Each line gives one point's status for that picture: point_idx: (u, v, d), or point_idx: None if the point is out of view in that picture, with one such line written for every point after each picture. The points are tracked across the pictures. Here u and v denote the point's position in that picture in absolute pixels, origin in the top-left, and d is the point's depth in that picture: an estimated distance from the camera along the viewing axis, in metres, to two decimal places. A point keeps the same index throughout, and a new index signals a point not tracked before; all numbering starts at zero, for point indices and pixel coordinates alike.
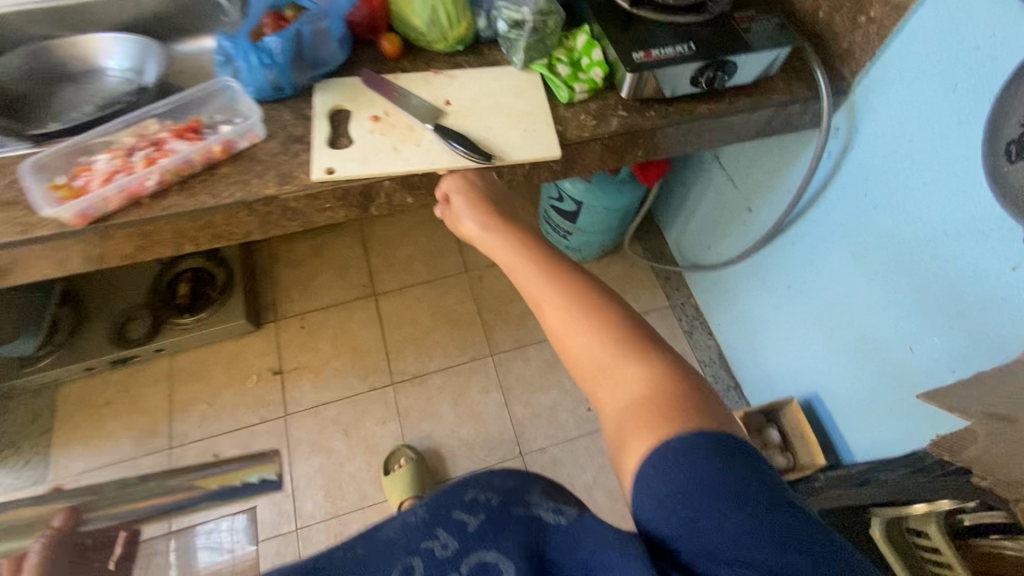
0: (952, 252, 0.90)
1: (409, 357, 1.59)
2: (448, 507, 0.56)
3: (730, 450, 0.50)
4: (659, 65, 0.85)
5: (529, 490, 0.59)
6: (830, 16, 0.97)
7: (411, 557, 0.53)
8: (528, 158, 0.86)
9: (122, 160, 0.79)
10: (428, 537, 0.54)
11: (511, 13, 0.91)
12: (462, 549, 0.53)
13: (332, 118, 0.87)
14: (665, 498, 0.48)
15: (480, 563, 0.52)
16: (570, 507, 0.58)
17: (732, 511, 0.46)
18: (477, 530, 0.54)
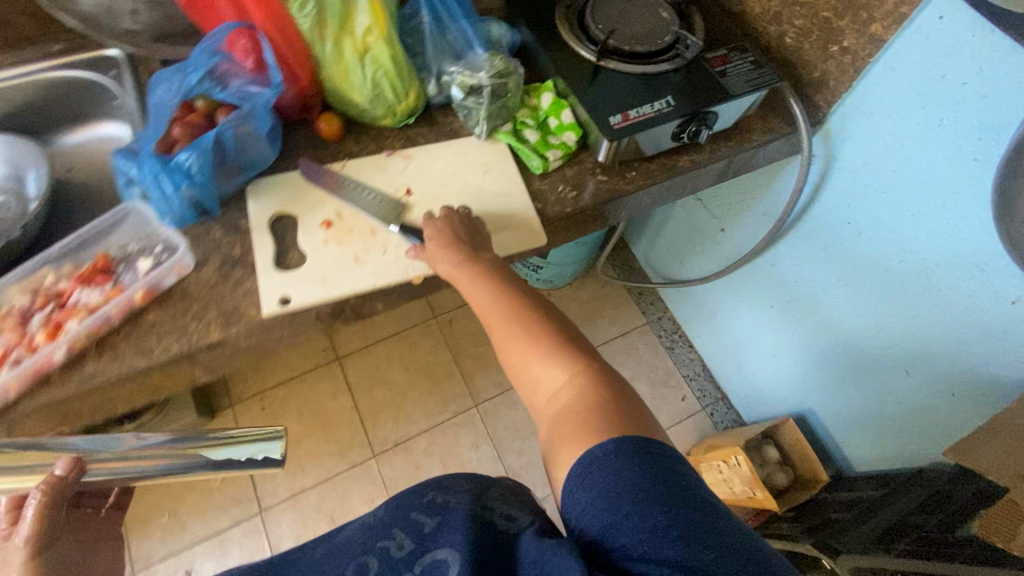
0: (948, 281, 0.89)
1: (387, 424, 1.48)
2: (405, 511, 0.68)
3: (650, 453, 0.48)
4: (639, 129, 0.77)
5: (489, 493, 0.67)
6: (799, 43, 0.92)
7: (368, 554, 0.64)
8: (510, 248, 0.76)
9: (18, 328, 0.63)
10: (387, 538, 0.65)
11: (465, 78, 0.80)
12: (415, 547, 0.62)
13: (274, 229, 0.74)
14: (590, 501, 0.47)
15: (432, 559, 0.59)
16: (524, 512, 0.63)
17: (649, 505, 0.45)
18: (430, 530, 0.63)
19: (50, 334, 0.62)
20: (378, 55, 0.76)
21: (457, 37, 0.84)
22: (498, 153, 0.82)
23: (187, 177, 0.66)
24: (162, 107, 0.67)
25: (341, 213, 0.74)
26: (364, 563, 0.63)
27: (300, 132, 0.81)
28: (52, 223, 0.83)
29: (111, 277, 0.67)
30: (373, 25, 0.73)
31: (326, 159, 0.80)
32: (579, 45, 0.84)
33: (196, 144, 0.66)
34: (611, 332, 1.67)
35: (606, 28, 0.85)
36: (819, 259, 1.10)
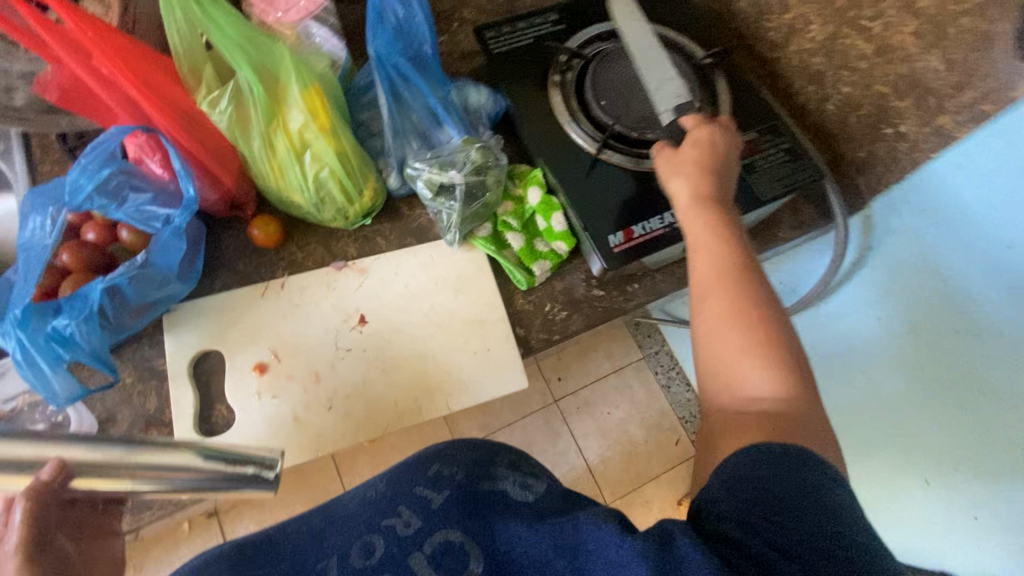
0: (1001, 398, 0.73)
1: (363, 471, 1.40)
2: (409, 486, 0.48)
3: (786, 464, 0.40)
4: (647, 251, 0.63)
5: (495, 462, 0.52)
6: (844, 114, 0.76)
7: (370, 537, 0.45)
8: (486, 396, 0.63)
9: None
10: (389, 515, 0.46)
11: (432, 175, 0.65)
12: (426, 529, 0.44)
13: (197, 375, 0.61)
14: (744, 489, 0.39)
15: (444, 544, 0.43)
16: (540, 482, 0.51)
17: (771, 500, 0.38)
18: (441, 512, 0.45)
19: None
20: (321, 152, 0.60)
21: (421, 116, 0.67)
22: (475, 264, 0.68)
23: (70, 348, 0.51)
24: (36, 249, 0.52)
25: (280, 352, 0.62)
26: (366, 545, 0.44)
27: (232, 235, 0.66)
28: None
29: None
30: (310, 121, 0.57)
31: (262, 273, 0.65)
32: (574, 127, 0.68)
33: (83, 306, 0.51)
34: (604, 369, 1.54)
35: (611, 107, 0.68)
36: (853, 338, 0.94)
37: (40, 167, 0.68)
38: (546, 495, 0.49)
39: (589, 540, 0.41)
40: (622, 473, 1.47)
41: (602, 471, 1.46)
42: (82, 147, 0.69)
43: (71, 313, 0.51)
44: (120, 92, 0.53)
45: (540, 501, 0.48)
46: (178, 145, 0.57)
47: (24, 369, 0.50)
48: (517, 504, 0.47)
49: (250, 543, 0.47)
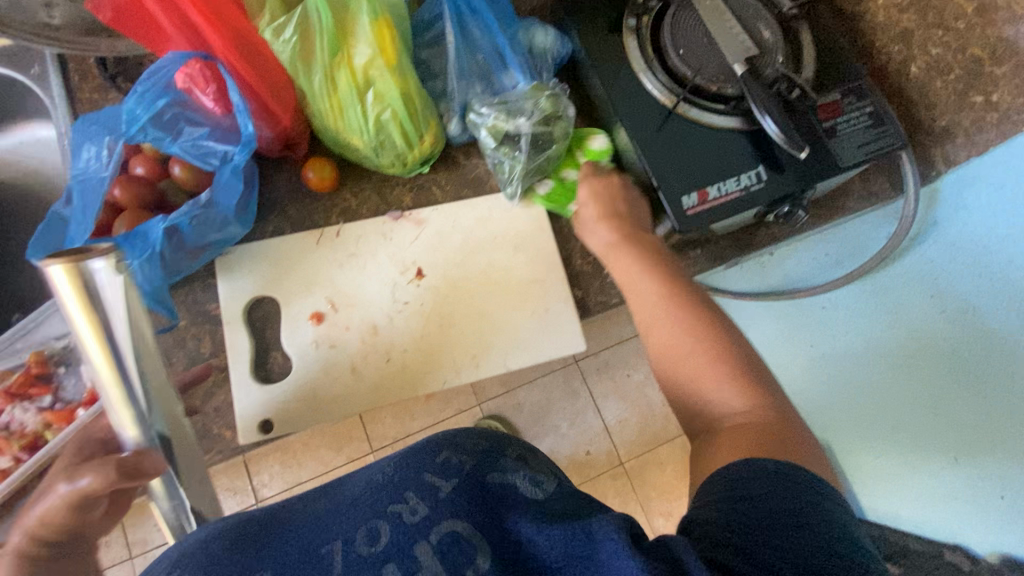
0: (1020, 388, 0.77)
1: (387, 420, 1.39)
2: (419, 471, 0.43)
3: (791, 482, 0.37)
4: (721, 215, 0.61)
5: (506, 453, 0.46)
6: (930, 79, 0.71)
7: (374, 523, 0.40)
8: (543, 356, 0.62)
9: None
10: (396, 501, 0.41)
11: (499, 121, 0.60)
12: (432, 519, 0.39)
13: (252, 320, 0.59)
14: (733, 507, 0.36)
15: (451, 536, 0.38)
16: (551, 479, 0.45)
17: (770, 521, 0.35)
18: (451, 501, 0.40)
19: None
20: (385, 91, 0.56)
21: (487, 57, 0.63)
22: (535, 221, 0.65)
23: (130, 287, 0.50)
24: (92, 181, 0.49)
25: (336, 302, 0.60)
26: (371, 531, 0.39)
27: (284, 176, 0.63)
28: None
29: (50, 388, 0.54)
30: (377, 56, 0.54)
31: (316, 219, 0.63)
32: (651, 78, 0.63)
33: (147, 245, 0.49)
34: (626, 332, 1.53)
35: (690, 57, 0.64)
36: (874, 325, 0.95)
37: (80, 93, 0.64)
38: (557, 493, 0.43)
39: (605, 552, 0.35)
40: (639, 435, 1.49)
41: (619, 431, 1.47)
42: (123, 75, 0.64)
43: (135, 253, 0.48)
44: (179, 14, 0.49)
45: (552, 503, 0.42)
46: (236, 75, 0.53)
47: None
48: (526, 501, 0.41)
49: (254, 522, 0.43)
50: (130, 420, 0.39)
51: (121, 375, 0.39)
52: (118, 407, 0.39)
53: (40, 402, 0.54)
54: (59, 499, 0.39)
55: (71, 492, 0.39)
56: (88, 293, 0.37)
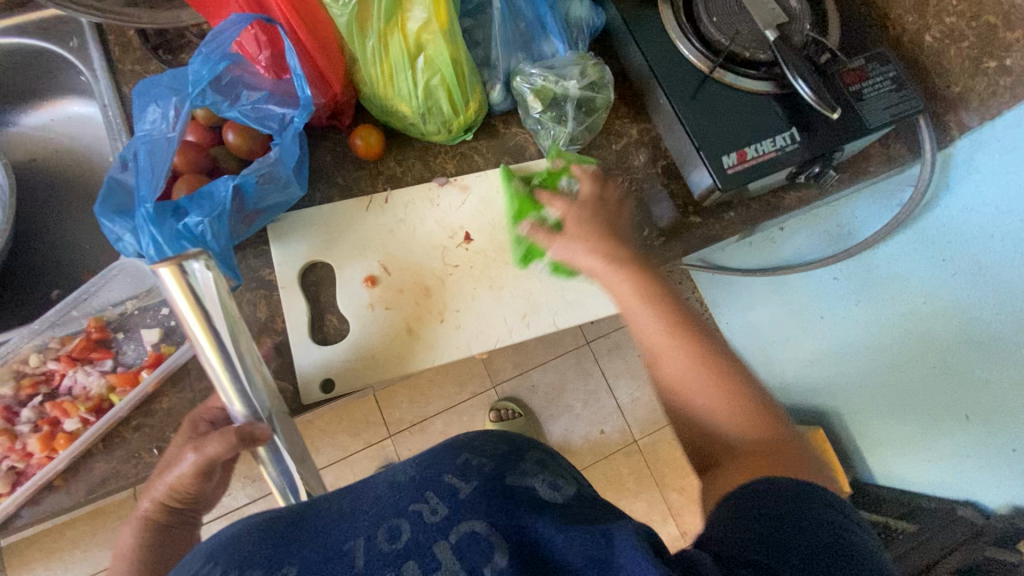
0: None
1: (403, 404, 1.39)
2: (439, 472, 0.43)
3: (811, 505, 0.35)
4: (758, 174, 0.63)
5: (524, 458, 0.45)
6: (943, 47, 0.76)
7: (397, 521, 0.40)
8: (591, 315, 0.64)
9: (7, 435, 0.53)
10: (417, 499, 0.41)
11: (545, 83, 0.63)
12: (452, 518, 0.39)
13: (306, 284, 0.60)
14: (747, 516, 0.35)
15: (470, 534, 0.37)
16: (570, 485, 0.44)
17: (791, 535, 0.34)
18: (471, 500, 0.40)
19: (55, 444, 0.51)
20: (435, 56, 0.57)
21: (529, 25, 0.65)
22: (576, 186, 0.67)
23: (197, 244, 0.51)
24: (160, 141, 0.51)
25: (389, 266, 0.61)
26: (392, 528, 0.39)
27: (330, 145, 0.64)
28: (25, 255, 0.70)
29: (111, 352, 0.56)
30: (431, 20, 0.55)
31: (363, 186, 0.64)
32: (687, 44, 0.65)
33: (213, 203, 0.52)
34: None
35: (723, 24, 0.66)
36: (885, 292, 1.00)
37: (120, 65, 0.64)
38: (575, 500, 0.42)
39: (621, 556, 0.34)
40: (651, 413, 1.51)
41: (631, 410, 1.49)
42: (164, 46, 0.65)
43: (202, 210, 0.51)
44: None
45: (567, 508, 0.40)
46: (294, 39, 0.55)
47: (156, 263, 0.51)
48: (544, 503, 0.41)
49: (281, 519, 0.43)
50: (236, 395, 0.46)
51: (224, 359, 0.45)
52: (229, 384, 0.46)
53: (101, 366, 0.55)
54: (189, 467, 0.45)
55: (198, 459, 0.45)
56: (192, 290, 0.43)
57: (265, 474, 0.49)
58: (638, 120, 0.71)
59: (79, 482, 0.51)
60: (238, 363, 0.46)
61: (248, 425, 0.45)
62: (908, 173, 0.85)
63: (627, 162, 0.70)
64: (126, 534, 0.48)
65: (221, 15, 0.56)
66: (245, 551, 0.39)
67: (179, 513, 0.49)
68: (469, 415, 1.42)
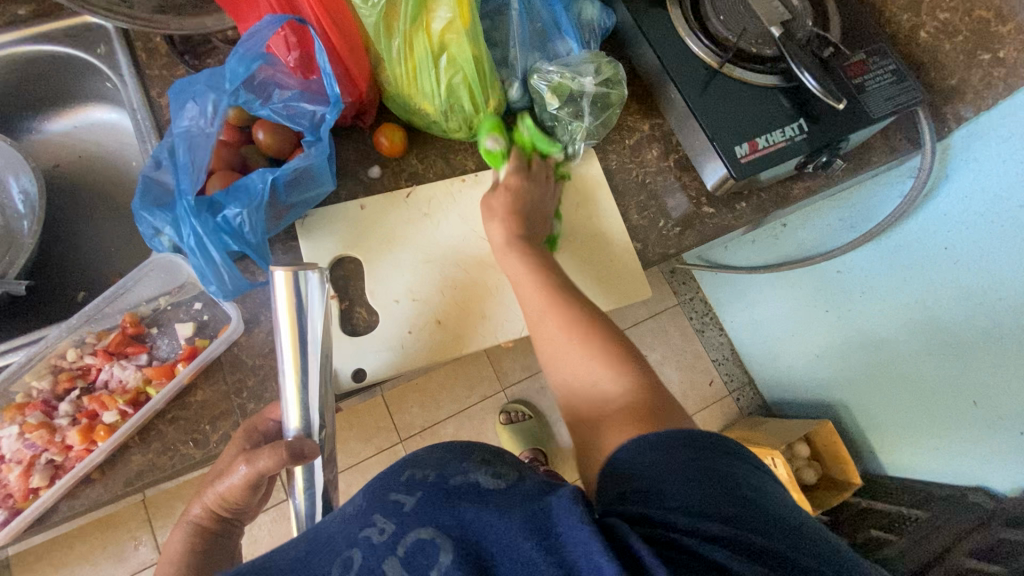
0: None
1: (413, 409, 1.39)
2: (385, 491, 0.39)
3: (703, 441, 0.38)
4: (770, 162, 0.65)
5: (468, 458, 0.41)
6: (939, 42, 0.79)
7: (348, 552, 0.36)
8: (610, 302, 0.67)
9: (45, 431, 0.54)
10: (365, 525, 0.36)
11: (562, 80, 0.65)
12: (402, 528, 0.35)
13: (336, 277, 0.62)
14: (660, 466, 0.37)
15: (418, 543, 0.34)
16: (513, 472, 0.41)
17: (701, 474, 0.36)
18: (417, 511, 0.36)
19: (93, 440, 0.52)
20: (457, 55, 0.59)
21: (545, 26, 0.68)
22: (592, 180, 0.69)
23: (238, 238, 0.53)
24: (198, 137, 0.53)
25: (415, 258, 0.63)
26: (343, 561, 0.35)
27: (353, 143, 0.66)
28: (52, 257, 0.71)
29: (145, 347, 0.56)
30: (456, 20, 0.57)
31: (386, 183, 0.65)
32: (696, 41, 0.68)
33: (250, 196, 0.53)
34: (642, 314, 1.55)
35: (729, 22, 0.68)
36: (892, 283, 1.01)
37: (148, 70, 0.65)
38: (518, 495, 0.37)
39: (560, 525, 0.33)
40: None
41: None
42: (190, 51, 0.66)
43: (239, 200, 0.53)
44: None
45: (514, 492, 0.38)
46: (324, 41, 0.57)
47: (196, 257, 0.52)
48: (489, 494, 0.37)
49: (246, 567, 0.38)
50: (298, 407, 0.47)
51: (301, 367, 0.47)
52: (296, 396, 0.47)
53: (137, 360, 0.56)
54: (241, 479, 0.47)
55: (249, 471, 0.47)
56: (297, 293, 0.46)
57: (291, 498, 0.48)
58: (649, 116, 0.73)
59: (117, 474, 0.51)
60: (311, 370, 0.47)
61: (296, 430, 0.46)
62: (909, 163, 0.87)
63: (640, 155, 0.72)
64: (176, 537, 0.51)
65: (250, 16, 0.58)
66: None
67: (226, 523, 0.53)
68: (480, 418, 1.42)
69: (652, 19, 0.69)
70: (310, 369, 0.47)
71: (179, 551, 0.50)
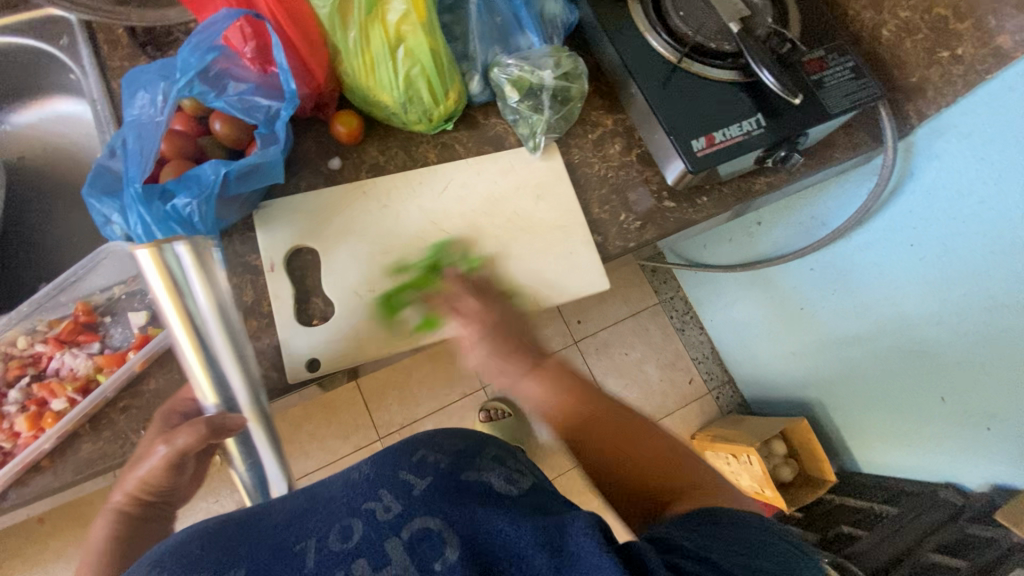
0: (995, 320, 0.83)
1: (392, 407, 1.39)
2: (394, 469, 0.41)
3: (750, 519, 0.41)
4: (727, 156, 0.66)
5: (481, 453, 0.45)
6: (900, 40, 0.79)
7: (349, 521, 0.38)
8: (569, 295, 0.67)
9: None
10: (370, 498, 0.39)
11: (521, 74, 0.66)
12: (406, 513, 0.37)
13: (292, 267, 0.62)
14: (708, 523, 0.40)
15: (422, 531, 0.36)
16: (525, 479, 0.44)
17: (744, 549, 0.38)
18: (424, 497, 0.38)
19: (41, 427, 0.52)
20: (414, 47, 0.59)
21: (506, 20, 0.68)
22: (554, 173, 0.70)
23: (187, 227, 0.53)
24: (147, 125, 0.54)
25: (373, 250, 0.64)
26: (344, 529, 0.37)
27: (313, 135, 0.66)
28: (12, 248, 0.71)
29: (97, 335, 0.58)
30: (410, 12, 0.58)
31: (346, 174, 0.66)
32: (655, 37, 0.68)
33: (201, 186, 0.53)
34: (623, 312, 1.56)
35: (689, 18, 0.69)
36: (862, 281, 1.02)
37: (109, 62, 0.65)
38: (525, 497, 0.41)
39: (574, 543, 0.35)
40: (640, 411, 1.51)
41: None
42: (152, 42, 0.66)
43: (190, 191, 0.53)
44: None
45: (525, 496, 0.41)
46: (279, 32, 0.57)
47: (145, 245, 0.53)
48: (502, 497, 0.40)
49: (235, 524, 0.40)
50: (210, 385, 0.51)
51: (198, 345, 0.50)
52: (206, 377, 0.51)
53: (88, 349, 0.57)
54: (159, 461, 0.48)
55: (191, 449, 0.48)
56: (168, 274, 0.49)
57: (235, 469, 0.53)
58: (613, 112, 0.74)
59: (67, 462, 0.51)
60: (211, 346, 0.51)
61: (218, 416, 0.50)
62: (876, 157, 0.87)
63: (603, 150, 0.72)
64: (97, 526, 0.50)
65: (207, 9, 0.59)
66: (194, 555, 0.37)
67: (154, 506, 0.52)
68: (460, 417, 1.42)
69: (613, 15, 0.70)
70: (209, 345, 0.51)
71: (108, 538, 0.50)
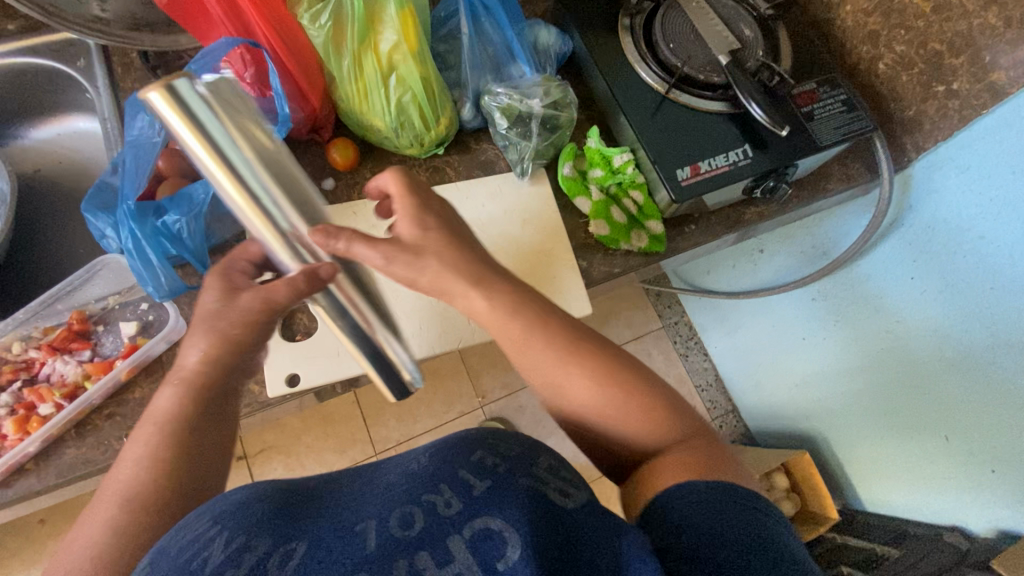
0: (1000, 358, 0.79)
1: (390, 422, 1.39)
2: (455, 463, 0.36)
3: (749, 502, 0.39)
4: (713, 186, 0.66)
5: (538, 458, 0.38)
6: (897, 74, 0.79)
7: (409, 511, 0.33)
8: None
9: None
10: (430, 492, 0.34)
11: (510, 102, 0.68)
12: (469, 513, 0.33)
13: None
14: (708, 509, 0.38)
15: (486, 532, 0.32)
16: (586, 488, 0.38)
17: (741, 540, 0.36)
18: (489, 497, 0.33)
19: (27, 430, 0.54)
20: (405, 75, 0.61)
21: (498, 50, 0.71)
22: (543, 198, 0.71)
23: (175, 242, 0.56)
24: (142, 143, 0.56)
25: None
26: (405, 518, 0.33)
27: (309, 156, 0.68)
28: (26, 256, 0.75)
29: (89, 343, 0.60)
30: (401, 42, 0.60)
31: (339, 195, 0.68)
32: (644, 67, 0.70)
33: (191, 203, 0.56)
34: (625, 336, 1.56)
35: (679, 50, 0.70)
36: (863, 312, 1.00)
37: (121, 83, 0.70)
38: (589, 508, 0.36)
39: None
40: None
41: None
42: (162, 65, 0.70)
43: (180, 208, 0.56)
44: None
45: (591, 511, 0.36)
46: (277, 60, 0.60)
47: (134, 258, 0.55)
48: (568, 510, 0.35)
49: (291, 497, 0.38)
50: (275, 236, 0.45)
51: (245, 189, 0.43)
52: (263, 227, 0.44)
53: (79, 356, 0.60)
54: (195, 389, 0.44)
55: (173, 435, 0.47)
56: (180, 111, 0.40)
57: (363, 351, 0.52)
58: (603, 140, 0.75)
59: (51, 466, 0.53)
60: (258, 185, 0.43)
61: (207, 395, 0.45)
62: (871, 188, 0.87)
63: None
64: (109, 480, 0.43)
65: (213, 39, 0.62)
66: (253, 520, 0.34)
67: None
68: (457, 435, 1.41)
69: (604, 45, 0.71)
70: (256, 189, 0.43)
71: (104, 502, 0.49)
